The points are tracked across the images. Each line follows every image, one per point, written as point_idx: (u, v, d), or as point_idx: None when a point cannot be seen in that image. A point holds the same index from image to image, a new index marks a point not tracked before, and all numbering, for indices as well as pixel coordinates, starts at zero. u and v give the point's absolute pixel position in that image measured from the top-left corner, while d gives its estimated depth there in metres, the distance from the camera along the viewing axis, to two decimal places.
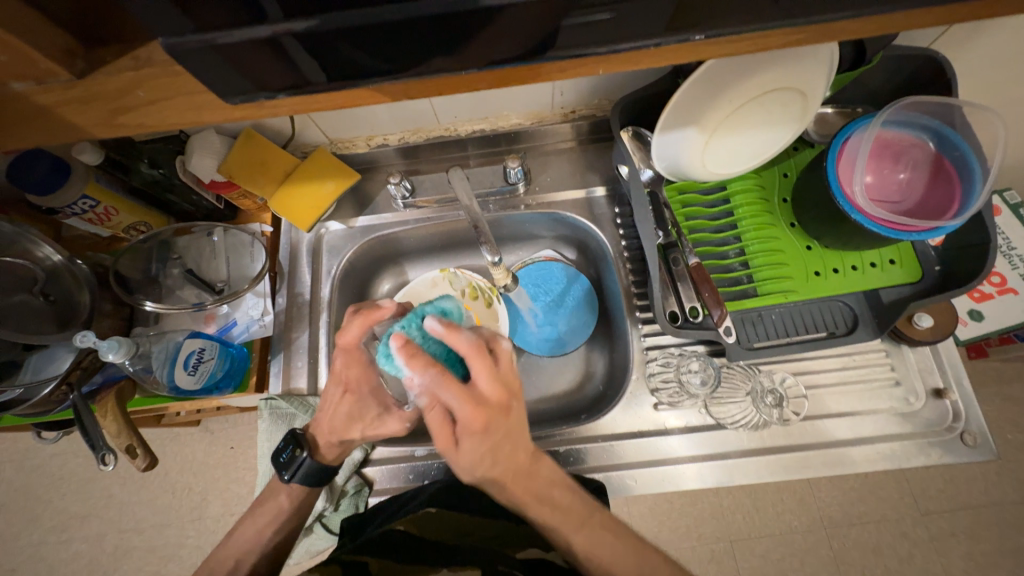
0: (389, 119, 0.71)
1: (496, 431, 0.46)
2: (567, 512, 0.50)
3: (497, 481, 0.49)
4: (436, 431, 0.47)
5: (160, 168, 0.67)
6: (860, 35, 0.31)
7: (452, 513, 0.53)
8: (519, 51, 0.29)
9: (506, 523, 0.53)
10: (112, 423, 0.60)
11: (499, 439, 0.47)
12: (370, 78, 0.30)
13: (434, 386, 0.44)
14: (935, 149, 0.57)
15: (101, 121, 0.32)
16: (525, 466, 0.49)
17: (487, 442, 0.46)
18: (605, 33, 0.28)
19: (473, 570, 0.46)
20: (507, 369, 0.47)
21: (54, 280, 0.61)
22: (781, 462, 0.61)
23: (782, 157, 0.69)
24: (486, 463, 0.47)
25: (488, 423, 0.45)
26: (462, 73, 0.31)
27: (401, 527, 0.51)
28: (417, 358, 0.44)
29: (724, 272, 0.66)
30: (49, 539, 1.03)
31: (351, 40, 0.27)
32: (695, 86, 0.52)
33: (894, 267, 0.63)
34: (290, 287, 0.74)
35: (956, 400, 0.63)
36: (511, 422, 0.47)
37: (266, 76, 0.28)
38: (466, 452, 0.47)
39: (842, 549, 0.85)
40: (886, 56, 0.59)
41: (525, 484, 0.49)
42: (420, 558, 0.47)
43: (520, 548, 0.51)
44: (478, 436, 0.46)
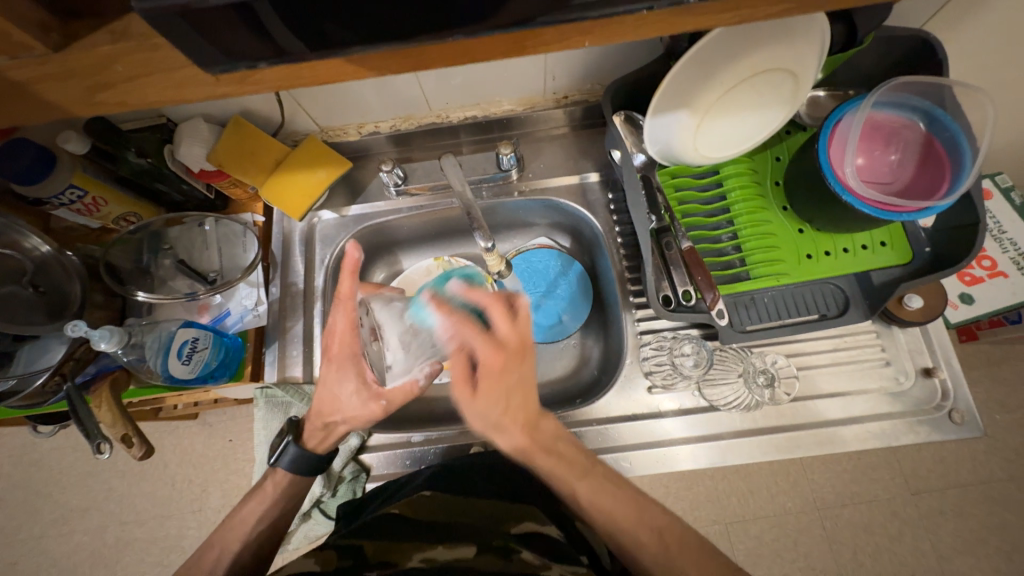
0: (380, 105, 0.70)
1: (510, 374, 0.50)
2: (569, 470, 0.53)
3: (507, 426, 0.52)
4: (457, 374, 0.52)
5: (149, 157, 0.64)
6: (846, 1, 0.31)
7: (448, 495, 0.54)
8: (501, 20, 0.29)
9: (499, 501, 0.54)
10: (107, 414, 0.61)
11: (511, 385, 0.51)
12: (351, 51, 0.29)
13: (458, 329, 0.51)
14: (925, 129, 0.57)
15: (78, 98, 0.31)
16: (535, 414, 0.53)
17: (501, 387, 0.51)
18: (585, 3, 0.28)
19: (469, 546, 0.46)
20: (525, 323, 0.51)
21: (43, 271, 0.61)
22: (773, 442, 0.62)
23: (774, 140, 0.69)
24: (500, 407, 0.51)
25: (505, 366, 0.50)
26: (444, 44, 0.30)
27: (396, 510, 0.51)
28: (445, 305, 0.53)
29: (717, 256, 0.66)
30: (49, 533, 1.04)
31: (330, 9, 0.26)
32: (688, 68, 0.51)
33: (885, 248, 0.63)
34: (284, 277, 0.74)
35: (945, 378, 0.64)
36: (524, 372, 0.51)
37: (245, 46, 0.28)
38: (482, 398, 0.51)
39: (835, 528, 0.87)
40: (876, 36, 0.58)
41: (533, 433, 0.53)
42: (416, 535, 0.47)
43: (516, 522, 0.51)
44: (495, 380, 0.50)
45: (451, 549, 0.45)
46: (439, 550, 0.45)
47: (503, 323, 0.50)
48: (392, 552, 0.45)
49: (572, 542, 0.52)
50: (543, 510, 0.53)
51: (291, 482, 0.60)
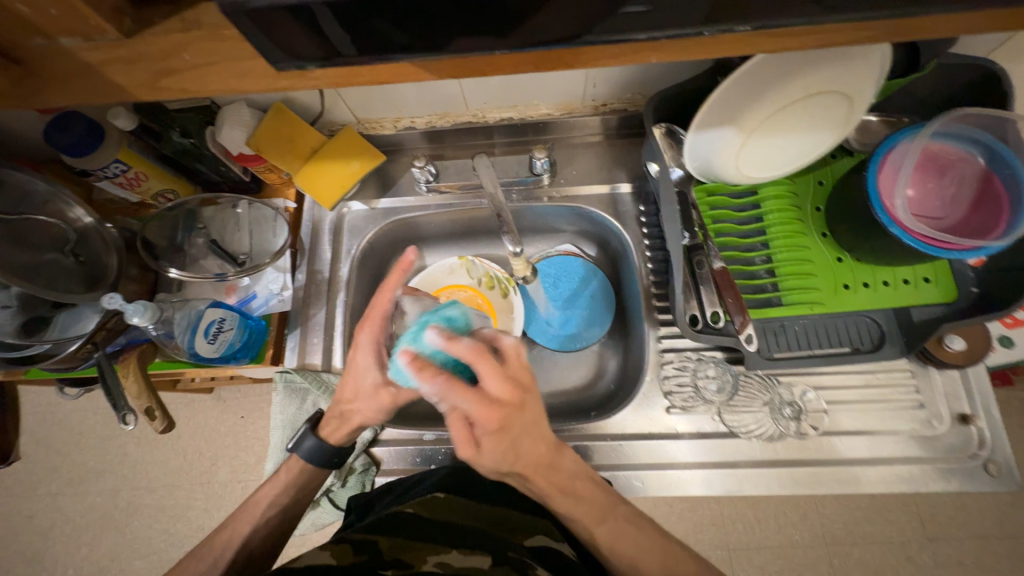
0: (419, 101, 0.71)
1: (517, 424, 0.46)
2: (591, 504, 0.51)
3: (520, 473, 0.49)
4: (458, 430, 0.47)
5: (192, 138, 0.66)
6: (921, 33, 0.30)
7: (462, 499, 0.54)
8: (559, 34, 0.28)
9: (511, 511, 0.54)
10: (132, 385, 0.62)
11: (517, 437, 0.46)
12: (405, 53, 0.29)
13: (445, 396, 0.45)
14: (985, 165, 0.54)
15: (142, 82, 0.32)
16: (546, 457, 0.49)
17: (507, 440, 0.46)
18: (648, 21, 0.28)
19: (484, 555, 0.46)
20: (514, 366, 0.47)
21: (84, 241, 0.63)
22: (793, 476, 0.60)
23: (819, 164, 0.66)
24: (508, 459, 0.47)
25: (505, 420, 0.45)
26: (497, 53, 0.30)
27: (411, 510, 0.51)
28: (425, 370, 0.45)
29: (749, 278, 0.64)
30: (66, 491, 1.07)
31: (389, 13, 0.26)
32: (739, 82, 0.50)
33: (928, 285, 0.61)
34: (310, 264, 0.75)
35: (982, 427, 0.61)
36: (527, 418, 0.47)
37: (303, 42, 0.28)
38: (488, 454, 0.46)
39: (843, 567, 0.84)
40: (939, 63, 0.56)
41: (547, 474, 0.50)
42: (431, 537, 0.47)
43: (528, 535, 0.50)
44: (498, 436, 0.46)
45: (465, 556, 0.45)
46: (454, 555, 0.45)
47: (493, 376, 0.45)
48: (407, 552, 0.45)
49: (583, 561, 0.52)
50: (556, 525, 0.53)
51: (303, 469, 0.61)
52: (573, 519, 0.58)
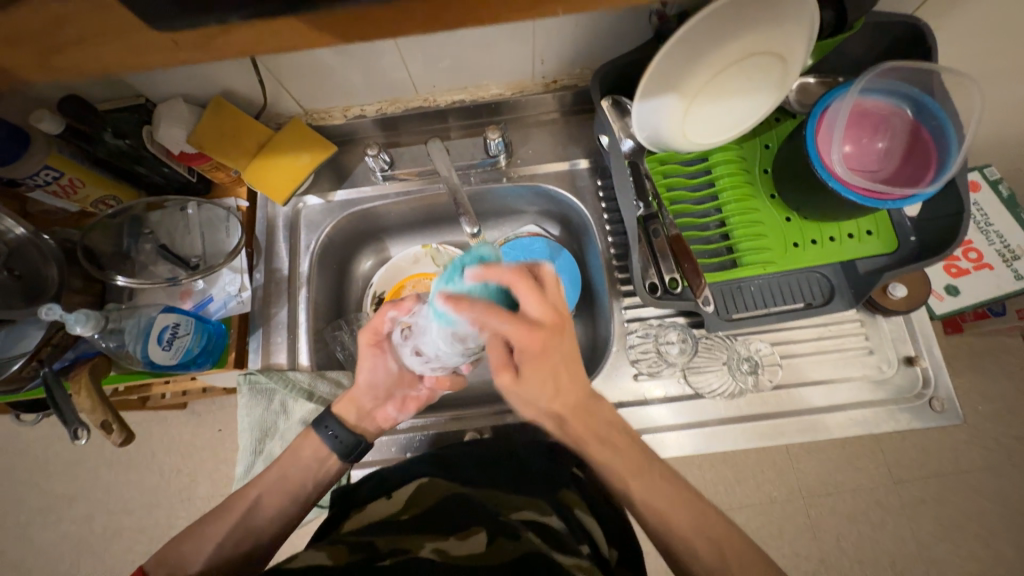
0: (367, 87, 0.69)
1: (555, 352, 0.45)
2: (625, 456, 0.53)
3: (559, 412, 0.52)
4: (495, 357, 0.47)
5: (127, 139, 0.63)
6: None
7: (450, 483, 0.55)
8: None
9: (497, 493, 0.55)
10: (85, 400, 0.59)
11: (555, 364, 0.47)
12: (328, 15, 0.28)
13: (484, 324, 0.40)
14: (913, 117, 0.57)
15: None
16: (585, 399, 0.52)
17: (546, 368, 0.47)
18: None
19: (479, 534, 0.47)
20: (553, 293, 0.43)
21: (18, 254, 0.59)
22: (757, 429, 0.63)
23: (764, 128, 0.68)
24: (545, 390, 0.49)
25: (547, 346, 0.44)
26: (410, 8, 0.29)
27: (407, 517, 0.51)
28: (462, 301, 0.38)
29: (704, 244, 0.66)
30: (36, 521, 1.03)
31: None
32: (676, 50, 0.50)
33: (871, 237, 0.63)
34: (268, 263, 0.73)
35: (926, 367, 0.64)
36: (565, 343, 0.46)
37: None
38: (526, 381, 0.48)
39: (818, 516, 0.88)
40: (868, 22, 0.58)
41: (586, 417, 0.52)
42: (426, 528, 0.48)
43: (515, 511, 0.52)
44: (539, 361, 0.45)
45: (462, 540, 0.46)
46: (450, 541, 0.46)
47: (535, 302, 0.42)
48: (403, 541, 0.46)
49: (572, 530, 0.52)
50: (548, 502, 0.54)
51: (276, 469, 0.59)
52: (560, 490, 0.57)
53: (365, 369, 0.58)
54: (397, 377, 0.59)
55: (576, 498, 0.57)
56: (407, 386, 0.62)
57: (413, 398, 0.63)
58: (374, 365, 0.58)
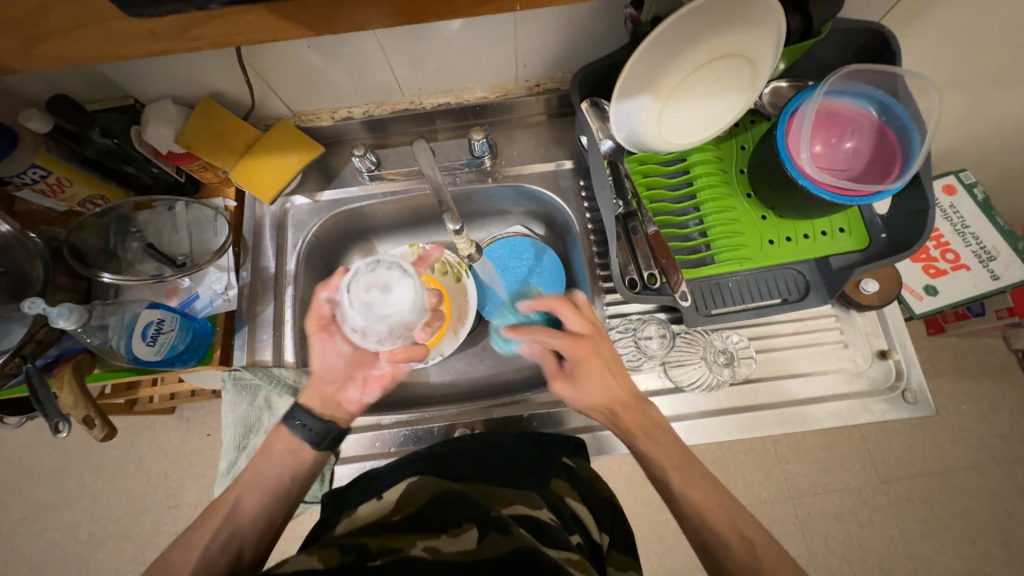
0: (353, 90, 0.71)
1: (598, 355, 0.55)
2: (668, 449, 0.54)
3: (611, 410, 0.55)
4: (548, 369, 0.56)
5: (115, 138, 0.64)
6: None
7: (440, 481, 0.54)
8: None
9: (489, 487, 0.55)
10: (68, 395, 0.60)
11: (603, 368, 0.55)
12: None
13: (537, 338, 0.56)
14: (879, 118, 0.59)
15: None
16: (633, 398, 0.56)
17: (596, 371, 0.54)
18: None
19: (472, 531, 0.47)
20: (589, 311, 0.57)
21: (4, 250, 0.60)
22: (735, 422, 0.64)
23: (739, 130, 0.70)
24: (600, 392, 0.54)
25: (589, 350, 0.54)
26: None
27: (397, 517, 0.50)
28: (520, 328, 0.59)
29: (683, 241, 0.68)
30: (19, 530, 1.02)
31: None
32: (648, 52, 0.52)
33: (844, 234, 0.65)
34: (255, 261, 0.74)
35: (899, 359, 0.66)
36: (606, 351, 0.56)
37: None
38: (581, 385, 0.54)
39: (807, 516, 0.89)
40: (834, 27, 0.60)
41: (635, 413, 0.56)
42: (417, 526, 0.48)
43: (507, 505, 0.52)
44: (589, 366, 0.54)
45: (455, 538, 0.47)
46: (443, 539, 0.46)
47: (574, 315, 0.55)
48: (393, 541, 0.46)
49: (564, 524, 0.51)
50: (541, 496, 0.54)
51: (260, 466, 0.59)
52: (551, 481, 0.57)
53: (316, 354, 0.58)
54: (353, 358, 0.59)
55: (567, 487, 0.58)
56: (368, 366, 0.61)
57: (376, 376, 0.61)
58: (324, 350, 0.59)
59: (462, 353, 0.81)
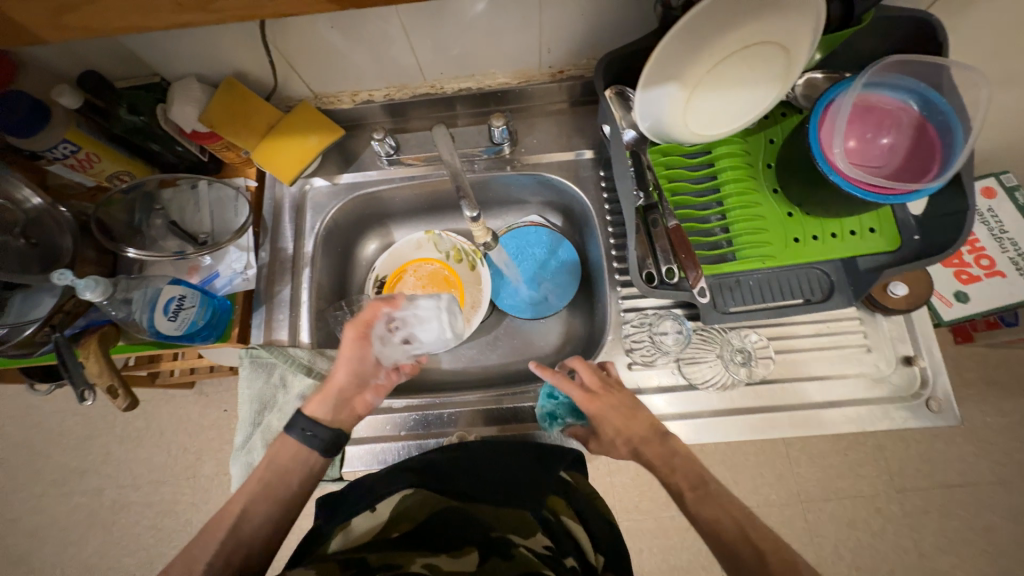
0: (375, 73, 0.70)
1: (611, 404, 0.59)
2: (693, 472, 0.54)
3: (637, 450, 0.57)
4: None
5: (141, 115, 0.65)
6: None
7: (437, 497, 0.57)
8: None
9: (486, 507, 0.56)
10: (93, 364, 0.60)
11: (619, 414, 0.58)
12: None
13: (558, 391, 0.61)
14: (920, 112, 0.56)
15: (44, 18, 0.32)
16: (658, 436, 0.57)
17: (612, 417, 0.58)
18: None
19: (470, 554, 0.51)
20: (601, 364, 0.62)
21: (36, 223, 0.62)
22: (750, 422, 0.63)
23: (769, 122, 0.68)
24: (620, 435, 0.58)
25: (600, 400, 0.59)
26: None
27: (396, 534, 0.54)
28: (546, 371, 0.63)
29: (703, 236, 0.66)
30: (49, 493, 1.07)
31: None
32: (676, 39, 0.50)
33: (874, 234, 0.63)
34: (273, 242, 0.75)
35: (925, 367, 0.64)
36: (620, 398, 0.59)
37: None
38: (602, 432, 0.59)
39: (817, 522, 0.88)
40: (877, 15, 0.57)
41: (660, 449, 0.56)
42: (418, 544, 0.52)
43: (504, 530, 0.54)
44: (605, 414, 0.58)
45: (452, 559, 0.51)
46: (439, 558, 0.51)
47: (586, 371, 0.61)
48: (393, 557, 0.50)
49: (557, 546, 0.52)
50: (535, 517, 0.55)
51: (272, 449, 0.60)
52: (548, 496, 0.57)
53: (347, 358, 0.61)
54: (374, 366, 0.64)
55: (563, 505, 0.57)
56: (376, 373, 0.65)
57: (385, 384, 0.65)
58: (352, 354, 0.62)
59: (473, 341, 0.81)
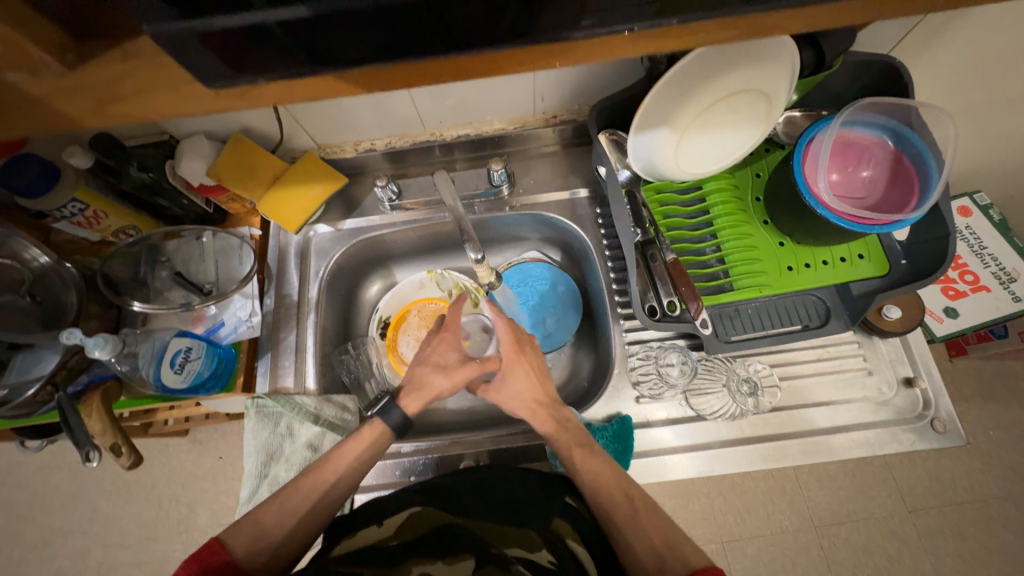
0: (377, 124, 0.73)
1: (530, 357, 0.66)
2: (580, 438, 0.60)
3: (534, 406, 0.63)
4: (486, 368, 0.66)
5: (150, 172, 0.66)
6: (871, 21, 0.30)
7: (441, 512, 0.55)
8: (495, 36, 0.28)
9: (487, 523, 0.54)
10: (96, 423, 0.59)
11: (532, 369, 0.66)
12: (363, 65, 0.29)
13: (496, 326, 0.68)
14: (894, 147, 0.60)
15: (85, 111, 0.29)
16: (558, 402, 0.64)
17: (526, 368, 0.65)
18: (581, 17, 0.28)
19: (468, 560, 0.48)
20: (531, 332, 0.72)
21: (41, 281, 0.62)
22: (760, 451, 0.63)
23: (754, 157, 0.72)
24: (525, 387, 0.64)
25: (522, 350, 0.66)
26: (445, 62, 0.30)
27: (395, 543, 0.52)
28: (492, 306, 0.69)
29: (701, 268, 0.68)
30: (32, 556, 1.02)
31: (349, 26, 0.27)
32: (666, 89, 0.54)
33: (862, 261, 0.65)
34: (278, 288, 0.76)
35: (926, 388, 0.65)
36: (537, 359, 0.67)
37: (256, 58, 0.28)
38: (512, 375, 0.65)
39: (833, 547, 0.86)
40: (846, 60, 0.62)
41: (555, 414, 0.63)
42: (415, 551, 0.50)
43: (508, 545, 0.51)
44: (521, 362, 0.66)
45: (450, 565, 0.48)
46: (438, 565, 0.48)
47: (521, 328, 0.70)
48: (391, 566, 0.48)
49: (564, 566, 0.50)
50: (539, 534, 0.53)
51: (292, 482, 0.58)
52: (552, 519, 0.55)
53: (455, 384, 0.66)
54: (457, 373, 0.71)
55: (567, 528, 0.56)
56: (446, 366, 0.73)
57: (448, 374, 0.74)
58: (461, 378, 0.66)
59: None
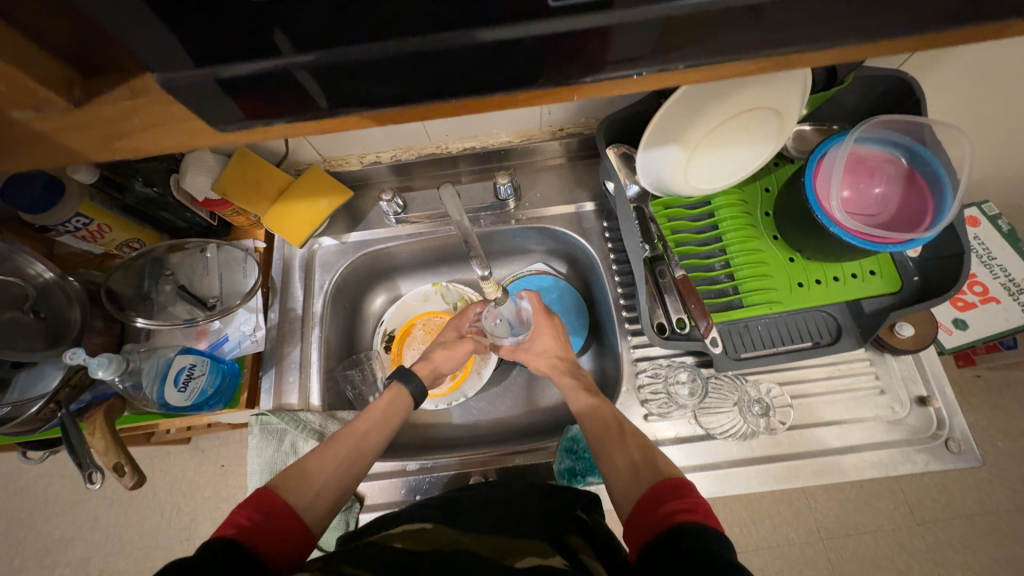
0: (383, 137, 0.73)
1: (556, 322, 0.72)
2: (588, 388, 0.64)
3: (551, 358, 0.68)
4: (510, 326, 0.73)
5: (155, 186, 0.66)
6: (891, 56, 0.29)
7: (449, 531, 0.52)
8: (511, 75, 0.28)
9: (497, 539, 0.51)
10: (99, 441, 0.59)
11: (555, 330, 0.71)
12: (377, 104, 0.29)
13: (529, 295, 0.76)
14: (908, 164, 0.59)
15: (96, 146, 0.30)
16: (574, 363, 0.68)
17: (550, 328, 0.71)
18: (599, 56, 0.28)
19: None
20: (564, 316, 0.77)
21: (45, 297, 0.61)
22: (771, 471, 0.62)
23: (763, 171, 0.71)
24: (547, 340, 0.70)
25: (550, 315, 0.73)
26: (460, 98, 0.30)
27: (399, 544, 0.50)
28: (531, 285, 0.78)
29: (710, 284, 0.67)
30: (32, 565, 1.01)
31: (365, 70, 0.27)
32: (676, 107, 0.54)
33: (874, 277, 0.64)
34: (283, 302, 0.75)
35: (940, 408, 0.64)
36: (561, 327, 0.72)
37: (270, 100, 0.28)
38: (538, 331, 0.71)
39: (840, 560, 0.84)
40: (857, 76, 0.62)
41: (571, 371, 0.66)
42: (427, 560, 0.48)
43: (517, 556, 0.48)
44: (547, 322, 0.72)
45: None
46: None
47: None
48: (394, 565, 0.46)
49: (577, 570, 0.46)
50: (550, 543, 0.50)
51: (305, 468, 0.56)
52: (565, 534, 0.52)
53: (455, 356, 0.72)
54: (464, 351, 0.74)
55: (582, 542, 0.51)
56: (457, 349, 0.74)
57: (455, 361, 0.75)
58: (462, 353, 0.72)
59: (484, 394, 0.81)
